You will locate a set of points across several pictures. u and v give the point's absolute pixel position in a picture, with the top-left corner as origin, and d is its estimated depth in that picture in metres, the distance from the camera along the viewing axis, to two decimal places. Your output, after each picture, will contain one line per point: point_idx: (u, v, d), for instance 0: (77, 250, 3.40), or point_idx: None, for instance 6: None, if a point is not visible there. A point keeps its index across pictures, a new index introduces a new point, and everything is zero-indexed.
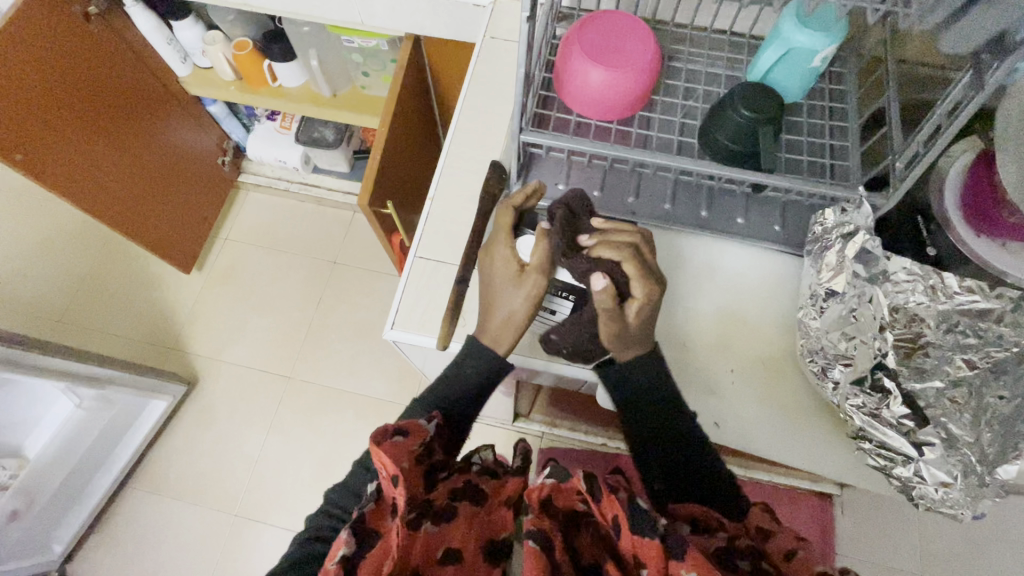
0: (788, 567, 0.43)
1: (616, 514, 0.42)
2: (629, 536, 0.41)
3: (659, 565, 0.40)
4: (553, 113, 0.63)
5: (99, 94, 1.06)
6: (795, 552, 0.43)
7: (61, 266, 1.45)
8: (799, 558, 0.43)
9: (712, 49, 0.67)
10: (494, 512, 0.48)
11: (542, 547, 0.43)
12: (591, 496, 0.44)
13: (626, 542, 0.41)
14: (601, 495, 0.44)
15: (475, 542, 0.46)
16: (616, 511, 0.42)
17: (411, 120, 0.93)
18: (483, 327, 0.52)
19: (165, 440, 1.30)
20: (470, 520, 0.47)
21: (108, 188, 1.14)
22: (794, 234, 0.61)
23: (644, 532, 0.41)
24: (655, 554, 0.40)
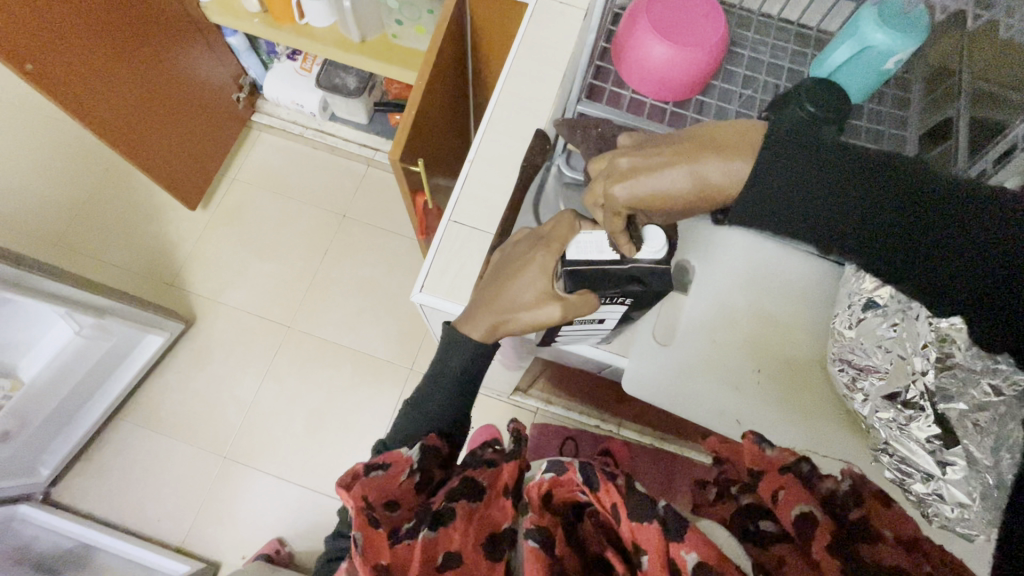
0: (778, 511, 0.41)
1: (613, 502, 0.42)
2: (625, 520, 0.40)
3: (659, 546, 0.38)
4: (608, 87, 0.61)
5: (116, 8, 1.00)
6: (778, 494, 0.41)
7: (60, 187, 1.40)
8: (782, 499, 0.41)
9: (777, 38, 0.64)
10: (493, 507, 0.49)
11: (544, 545, 0.44)
12: (588, 485, 0.44)
13: (626, 528, 0.41)
14: (596, 483, 0.43)
15: (474, 541, 0.45)
16: (614, 497, 0.42)
17: (446, 76, 0.89)
18: (479, 313, 0.52)
19: (159, 377, 1.29)
20: (468, 519, 0.46)
21: (119, 112, 1.10)
22: None
23: (644, 517, 0.39)
24: (655, 540, 0.38)
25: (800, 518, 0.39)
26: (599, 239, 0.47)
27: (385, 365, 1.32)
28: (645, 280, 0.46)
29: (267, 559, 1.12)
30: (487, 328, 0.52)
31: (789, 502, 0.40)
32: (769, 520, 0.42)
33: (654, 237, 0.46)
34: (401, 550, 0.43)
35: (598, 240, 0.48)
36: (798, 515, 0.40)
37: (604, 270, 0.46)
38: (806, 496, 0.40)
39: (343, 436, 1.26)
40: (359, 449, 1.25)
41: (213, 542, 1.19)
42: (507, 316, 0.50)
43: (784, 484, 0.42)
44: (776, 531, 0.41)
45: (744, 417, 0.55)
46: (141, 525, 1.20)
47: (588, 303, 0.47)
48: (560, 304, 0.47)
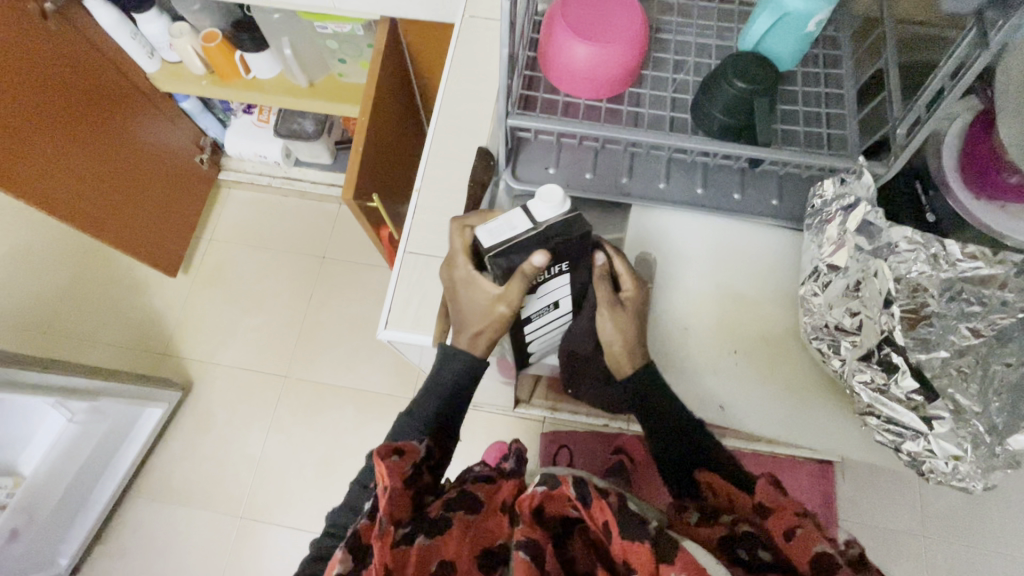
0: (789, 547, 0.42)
1: (607, 520, 0.44)
2: (618, 540, 0.43)
3: (650, 569, 0.41)
4: (539, 93, 0.60)
5: (61, 96, 1.02)
6: (795, 530, 0.43)
7: (41, 276, 1.41)
8: (799, 536, 0.42)
9: (701, 18, 0.64)
10: (488, 518, 0.51)
11: (534, 558, 0.45)
12: (582, 501, 0.46)
13: (617, 546, 0.43)
14: (590, 501, 0.46)
15: (470, 554, 0.48)
16: (607, 517, 0.44)
17: (391, 107, 0.90)
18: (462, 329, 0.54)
19: (166, 448, 1.29)
20: (465, 531, 0.49)
21: (83, 193, 1.10)
22: (792, 207, 0.59)
23: (636, 538, 0.42)
24: (645, 560, 0.41)
25: (818, 557, 0.41)
26: (509, 219, 0.46)
27: (386, 399, 1.32)
28: (573, 229, 0.46)
29: None
30: (474, 342, 0.54)
31: (805, 541, 0.42)
32: (768, 550, 0.44)
33: (553, 191, 0.46)
34: (399, 555, 0.45)
35: (507, 224, 0.46)
36: (818, 553, 0.41)
37: (525, 243, 0.45)
38: (823, 537, 0.42)
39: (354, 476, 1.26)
40: None
41: None
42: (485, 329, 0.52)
43: (800, 522, 0.44)
44: (772, 560, 0.43)
45: (728, 402, 0.55)
46: None
47: (529, 274, 0.46)
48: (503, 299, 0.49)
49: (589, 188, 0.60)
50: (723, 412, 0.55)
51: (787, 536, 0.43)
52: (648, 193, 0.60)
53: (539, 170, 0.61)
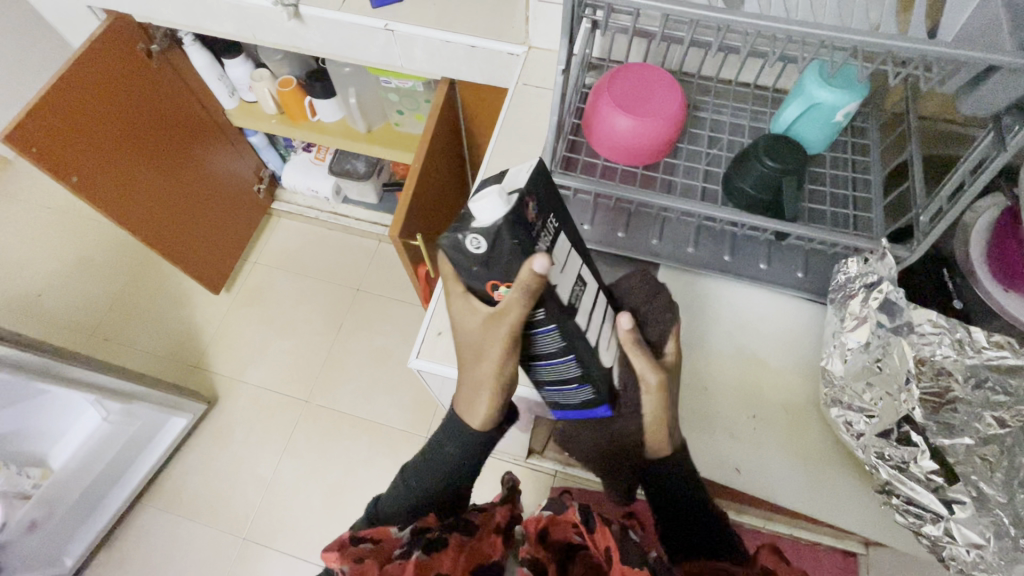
0: None
1: (607, 545, 0.45)
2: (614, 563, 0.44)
3: None
4: (580, 157, 0.66)
5: (151, 122, 1.14)
6: None
7: (97, 281, 1.51)
8: None
9: (736, 101, 0.69)
10: (483, 540, 0.53)
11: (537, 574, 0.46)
12: (585, 526, 0.48)
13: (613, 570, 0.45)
14: (593, 526, 0.48)
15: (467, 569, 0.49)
16: (608, 542, 0.46)
17: (442, 157, 0.98)
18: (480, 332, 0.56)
19: (183, 459, 1.31)
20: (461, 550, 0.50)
21: (152, 210, 1.20)
22: (817, 282, 0.62)
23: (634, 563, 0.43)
24: None
25: None
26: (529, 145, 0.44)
27: (400, 435, 1.33)
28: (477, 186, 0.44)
29: None
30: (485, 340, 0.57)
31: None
32: None
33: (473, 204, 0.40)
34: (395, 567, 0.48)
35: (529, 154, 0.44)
36: None
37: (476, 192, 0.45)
38: None
39: (361, 510, 1.26)
40: None
41: None
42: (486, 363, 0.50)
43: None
44: None
45: (744, 465, 0.56)
46: None
47: None
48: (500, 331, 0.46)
49: (621, 246, 0.64)
50: (738, 475, 0.56)
51: None
52: (677, 256, 0.64)
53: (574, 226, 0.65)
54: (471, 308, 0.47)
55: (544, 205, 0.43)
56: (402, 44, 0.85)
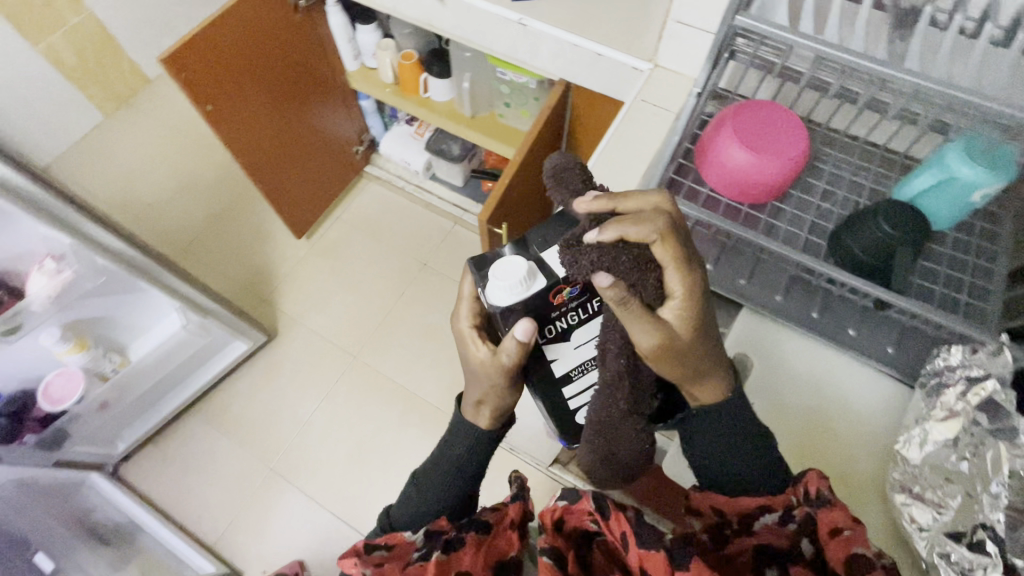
0: (830, 543, 0.45)
1: (623, 530, 0.46)
2: (635, 549, 0.44)
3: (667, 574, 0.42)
4: (687, 181, 0.66)
5: (284, 70, 1.22)
6: (841, 531, 0.45)
7: (199, 202, 1.64)
8: (844, 536, 0.44)
9: (860, 159, 0.67)
10: (499, 537, 0.53)
11: (556, 562, 0.46)
12: (600, 514, 0.48)
13: (634, 556, 0.45)
14: (608, 513, 0.47)
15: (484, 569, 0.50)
16: (624, 527, 0.45)
17: (541, 155, 1.00)
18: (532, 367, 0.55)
19: (235, 381, 1.40)
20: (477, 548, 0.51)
21: (262, 151, 1.29)
22: (909, 362, 0.58)
23: (652, 545, 0.44)
24: (662, 567, 0.43)
25: (856, 558, 0.43)
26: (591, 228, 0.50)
27: (433, 411, 1.36)
28: (530, 239, 0.51)
29: None
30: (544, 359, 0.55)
31: (848, 542, 0.44)
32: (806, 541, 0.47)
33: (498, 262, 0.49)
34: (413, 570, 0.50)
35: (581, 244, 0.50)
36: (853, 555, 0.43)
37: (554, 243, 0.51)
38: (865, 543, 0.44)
39: (381, 472, 1.30)
40: (393, 488, 1.28)
41: (242, 550, 1.23)
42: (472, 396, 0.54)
43: (852, 528, 0.45)
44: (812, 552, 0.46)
45: None
46: (183, 515, 1.27)
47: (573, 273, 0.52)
48: (484, 368, 0.51)
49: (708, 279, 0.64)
50: None
51: (832, 535, 0.45)
52: (763, 301, 0.63)
53: None
54: (477, 342, 0.51)
55: (582, 289, 0.51)
56: (530, 40, 0.88)
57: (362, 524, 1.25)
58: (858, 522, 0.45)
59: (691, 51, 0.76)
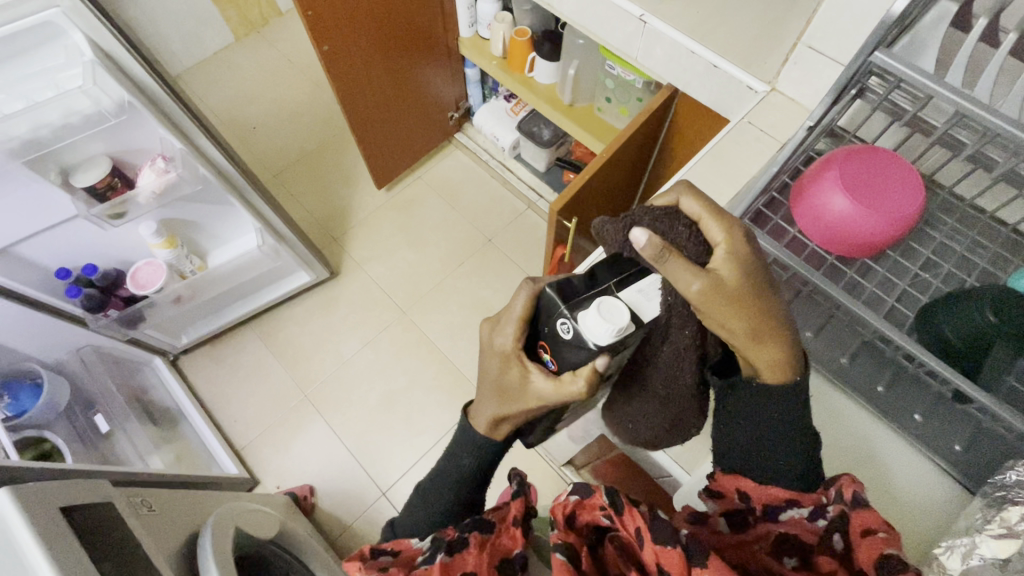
0: (860, 541, 0.42)
1: (636, 525, 0.44)
2: (649, 546, 0.42)
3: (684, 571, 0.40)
4: (773, 218, 0.62)
5: (403, 25, 1.26)
6: (874, 530, 0.42)
7: (299, 135, 1.74)
8: (876, 536, 0.42)
9: (982, 234, 0.60)
10: (502, 534, 0.52)
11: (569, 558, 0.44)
12: (613, 509, 0.46)
13: (649, 552, 0.42)
14: (621, 508, 0.45)
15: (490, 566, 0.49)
16: (638, 523, 0.43)
17: (629, 158, 0.97)
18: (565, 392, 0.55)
19: (293, 308, 1.49)
20: (481, 547, 0.50)
21: (365, 99, 1.34)
22: (975, 467, 0.53)
23: (667, 541, 0.42)
24: (677, 564, 0.40)
25: (885, 559, 0.40)
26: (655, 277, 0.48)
27: (464, 383, 1.39)
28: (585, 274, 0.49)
29: (295, 498, 1.22)
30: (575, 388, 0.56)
31: (879, 543, 0.42)
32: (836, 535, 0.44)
33: (602, 297, 0.46)
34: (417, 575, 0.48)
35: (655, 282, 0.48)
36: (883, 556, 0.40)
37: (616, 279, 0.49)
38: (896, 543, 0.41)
39: (402, 427, 1.35)
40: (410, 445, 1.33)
41: (263, 462, 1.32)
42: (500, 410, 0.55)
43: (884, 530, 0.43)
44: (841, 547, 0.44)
45: None
46: (222, 416, 1.38)
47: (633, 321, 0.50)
48: (533, 397, 0.50)
49: None
50: None
51: (861, 534, 0.42)
52: (826, 360, 0.59)
53: None
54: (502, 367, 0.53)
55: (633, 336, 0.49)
56: (647, 38, 0.85)
57: (374, 469, 1.31)
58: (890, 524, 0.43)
59: (815, 80, 0.70)
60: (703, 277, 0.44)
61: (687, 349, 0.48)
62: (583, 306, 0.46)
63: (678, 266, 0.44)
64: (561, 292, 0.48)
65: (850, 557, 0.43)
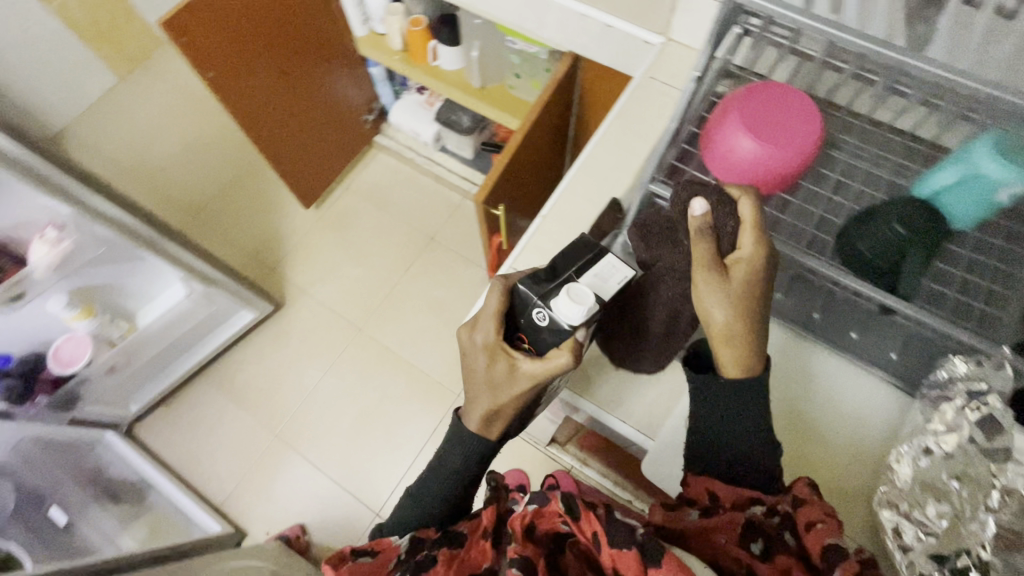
0: (806, 536, 0.44)
1: (594, 531, 0.45)
2: (607, 549, 0.43)
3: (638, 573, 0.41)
4: (687, 170, 0.61)
5: (290, 34, 1.19)
6: (814, 524, 0.44)
7: (210, 170, 1.64)
8: (816, 529, 0.44)
9: (883, 148, 0.62)
10: (472, 548, 0.52)
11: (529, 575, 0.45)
12: (570, 515, 0.46)
13: (605, 554, 0.44)
14: (579, 514, 0.46)
15: None
16: (595, 529, 0.44)
17: (546, 133, 0.96)
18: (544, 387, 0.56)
19: (244, 349, 1.43)
20: (448, 565, 0.50)
21: (268, 119, 1.27)
22: (910, 370, 0.55)
23: (622, 544, 0.43)
24: (632, 564, 0.42)
25: (829, 547, 0.42)
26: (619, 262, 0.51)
27: (435, 386, 1.38)
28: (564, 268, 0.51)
29: (287, 540, 1.19)
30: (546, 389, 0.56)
31: (820, 534, 0.44)
32: (789, 535, 0.45)
33: (568, 284, 0.49)
34: None
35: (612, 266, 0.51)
36: (828, 545, 0.42)
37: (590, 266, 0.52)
38: (837, 533, 0.43)
39: (383, 444, 1.33)
40: (394, 460, 1.31)
41: (247, 512, 1.28)
42: (494, 403, 0.53)
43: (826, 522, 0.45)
44: (794, 545, 0.45)
45: None
46: (192, 476, 1.32)
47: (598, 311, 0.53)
48: (525, 377, 0.51)
49: None
50: None
51: (806, 527, 0.44)
52: None
53: None
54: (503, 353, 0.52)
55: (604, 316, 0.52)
56: (538, 8, 0.83)
57: (362, 492, 1.29)
58: (833, 517, 0.45)
59: (706, 25, 0.70)
60: (711, 274, 0.48)
61: (688, 304, 0.52)
62: (553, 294, 0.50)
63: (707, 256, 0.47)
64: (530, 284, 0.51)
65: (803, 553, 0.44)
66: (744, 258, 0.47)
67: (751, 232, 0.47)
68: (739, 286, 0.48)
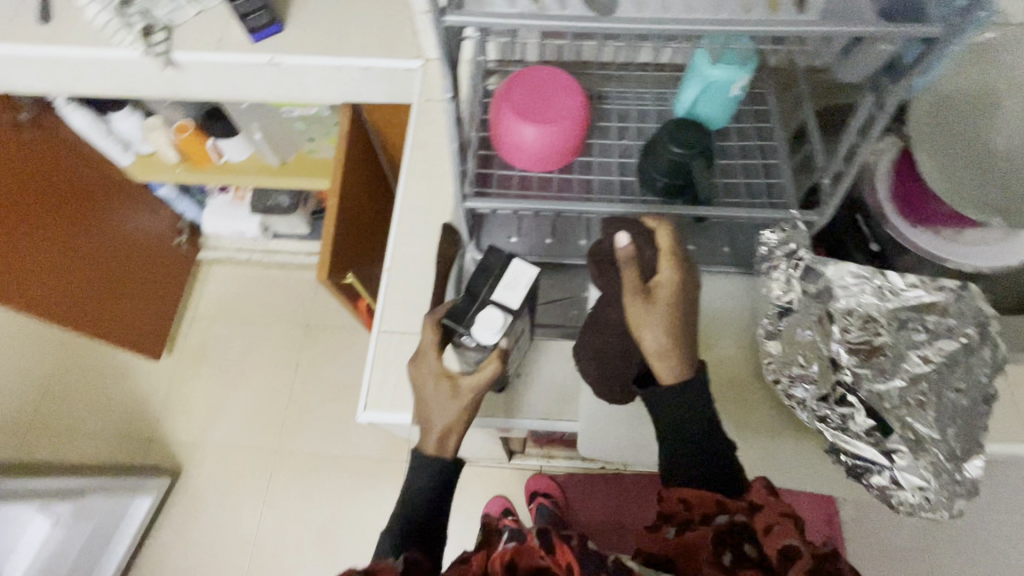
0: (765, 538, 0.43)
1: (568, 561, 0.45)
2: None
3: None
4: (494, 172, 0.64)
5: (43, 198, 1.06)
6: (772, 527, 0.44)
7: (27, 372, 1.42)
8: (774, 531, 0.43)
9: (639, 85, 0.69)
10: None
11: None
12: (547, 548, 0.47)
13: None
14: (553, 547, 0.47)
15: None
16: (569, 559, 0.45)
17: (362, 184, 0.95)
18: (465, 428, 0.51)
19: (156, 539, 1.25)
20: None
21: (60, 291, 1.12)
22: (742, 254, 0.63)
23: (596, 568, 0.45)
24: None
25: (785, 550, 0.42)
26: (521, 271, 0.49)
27: (379, 464, 1.31)
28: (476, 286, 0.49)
29: None
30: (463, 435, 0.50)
31: (778, 537, 0.43)
32: (753, 547, 0.44)
33: (483, 309, 0.47)
34: None
35: (519, 273, 0.49)
36: (784, 549, 0.42)
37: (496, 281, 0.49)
38: (796, 534, 0.43)
39: (354, 548, 1.24)
40: None
41: None
42: (442, 427, 0.48)
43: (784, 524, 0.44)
44: (756, 556, 0.43)
45: None
46: None
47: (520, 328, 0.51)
48: (467, 392, 0.47)
49: (552, 254, 0.64)
50: None
51: (765, 531, 0.44)
52: None
53: (503, 240, 0.65)
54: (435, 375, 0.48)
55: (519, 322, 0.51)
56: (292, 75, 0.81)
57: None
58: (790, 518, 0.44)
59: None
60: (640, 294, 0.47)
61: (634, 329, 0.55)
62: (471, 321, 0.47)
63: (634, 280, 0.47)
64: (452, 311, 0.48)
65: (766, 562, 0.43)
66: (666, 280, 0.48)
67: (667, 259, 0.49)
68: (664, 310, 0.46)
